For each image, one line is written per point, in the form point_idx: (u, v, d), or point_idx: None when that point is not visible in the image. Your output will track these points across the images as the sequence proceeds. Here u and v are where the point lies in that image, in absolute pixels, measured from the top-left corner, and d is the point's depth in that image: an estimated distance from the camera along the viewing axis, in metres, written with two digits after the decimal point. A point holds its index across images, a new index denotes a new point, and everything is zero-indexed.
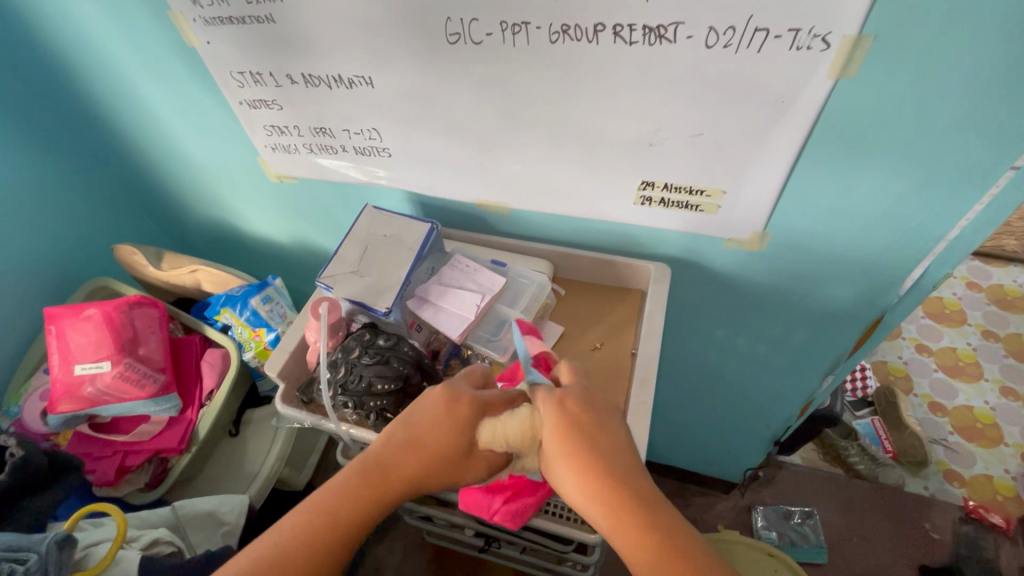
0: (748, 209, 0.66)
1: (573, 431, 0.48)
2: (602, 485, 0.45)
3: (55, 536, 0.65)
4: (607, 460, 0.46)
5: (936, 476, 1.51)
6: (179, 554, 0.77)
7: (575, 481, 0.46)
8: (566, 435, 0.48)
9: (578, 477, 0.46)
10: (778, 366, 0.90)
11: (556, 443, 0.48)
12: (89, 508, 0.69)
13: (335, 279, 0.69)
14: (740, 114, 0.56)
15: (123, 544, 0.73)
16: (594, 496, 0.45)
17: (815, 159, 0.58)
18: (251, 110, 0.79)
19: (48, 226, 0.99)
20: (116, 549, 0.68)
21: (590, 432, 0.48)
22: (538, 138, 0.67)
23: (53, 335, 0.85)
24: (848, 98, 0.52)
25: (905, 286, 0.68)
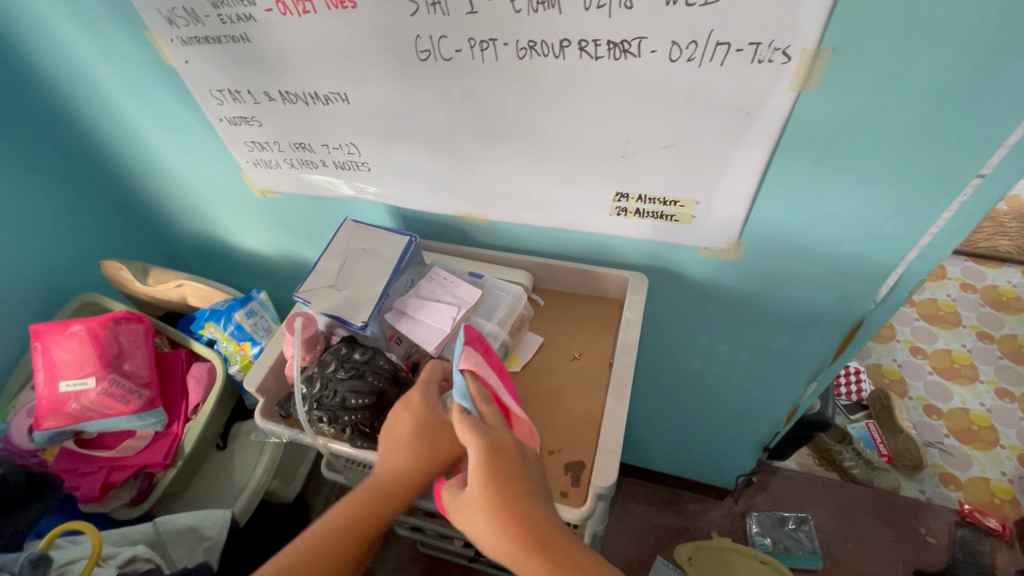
0: (721, 220, 0.66)
1: (492, 480, 0.47)
2: (510, 538, 0.44)
3: (30, 555, 0.65)
4: (518, 513, 0.45)
5: (931, 480, 1.50)
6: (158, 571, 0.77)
7: (484, 529, 0.46)
8: (484, 478, 0.47)
9: (489, 525, 0.45)
10: (762, 372, 0.90)
11: (472, 485, 0.47)
12: (66, 525, 0.70)
13: (312, 294, 0.70)
14: (707, 126, 0.56)
15: (99, 562, 0.73)
16: (501, 543, 0.45)
17: (785, 168, 0.59)
18: (232, 127, 0.80)
19: (34, 242, 1.00)
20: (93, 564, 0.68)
21: (506, 480, 0.47)
22: (514, 151, 0.68)
23: (38, 352, 0.85)
24: (811, 109, 0.53)
25: (882, 292, 0.69)
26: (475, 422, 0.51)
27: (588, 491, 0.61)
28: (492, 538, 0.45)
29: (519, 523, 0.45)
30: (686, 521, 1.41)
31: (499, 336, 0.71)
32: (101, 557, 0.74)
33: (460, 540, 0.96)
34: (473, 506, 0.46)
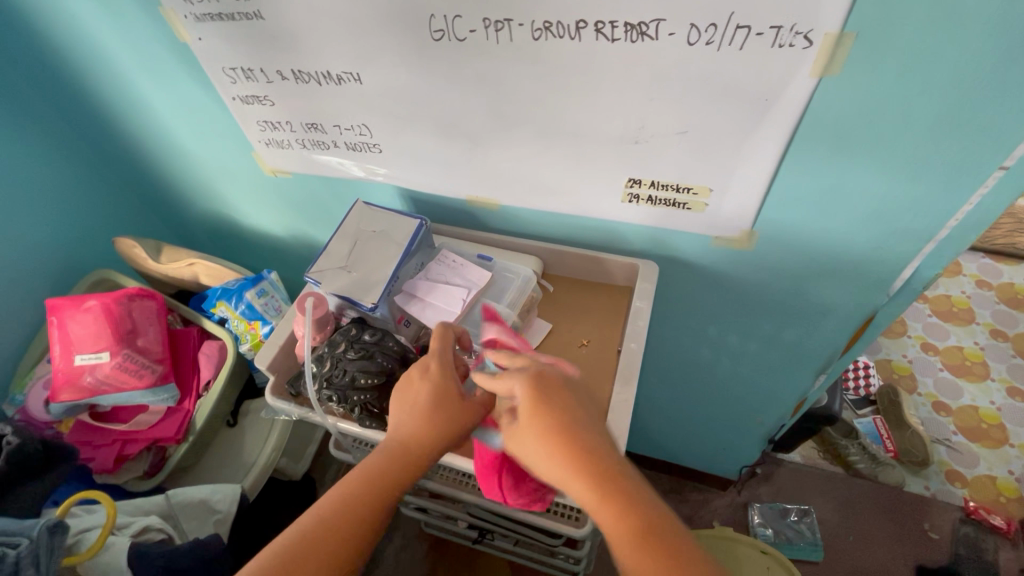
0: (734, 208, 0.65)
1: (545, 410, 0.49)
2: (572, 469, 0.46)
3: (46, 522, 0.66)
4: (572, 440, 0.47)
5: (937, 476, 1.50)
6: (170, 542, 0.80)
7: (545, 462, 0.48)
8: (538, 414, 0.49)
9: (545, 453, 0.48)
10: (770, 364, 0.90)
11: (526, 422, 0.50)
12: (80, 495, 0.72)
13: (322, 274, 0.70)
14: (723, 111, 0.55)
15: (113, 531, 0.74)
16: (561, 477, 0.47)
17: (802, 157, 0.58)
18: (244, 106, 0.80)
19: (50, 218, 1.01)
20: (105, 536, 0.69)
21: (560, 411, 0.50)
22: (527, 136, 0.67)
23: (54, 326, 0.86)
24: (831, 95, 0.51)
25: (896, 285, 0.68)
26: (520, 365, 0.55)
27: None
28: (551, 466, 0.48)
29: (580, 452, 0.47)
30: (688, 510, 1.42)
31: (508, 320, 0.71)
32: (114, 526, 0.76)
33: (464, 521, 0.97)
34: (533, 439, 0.49)
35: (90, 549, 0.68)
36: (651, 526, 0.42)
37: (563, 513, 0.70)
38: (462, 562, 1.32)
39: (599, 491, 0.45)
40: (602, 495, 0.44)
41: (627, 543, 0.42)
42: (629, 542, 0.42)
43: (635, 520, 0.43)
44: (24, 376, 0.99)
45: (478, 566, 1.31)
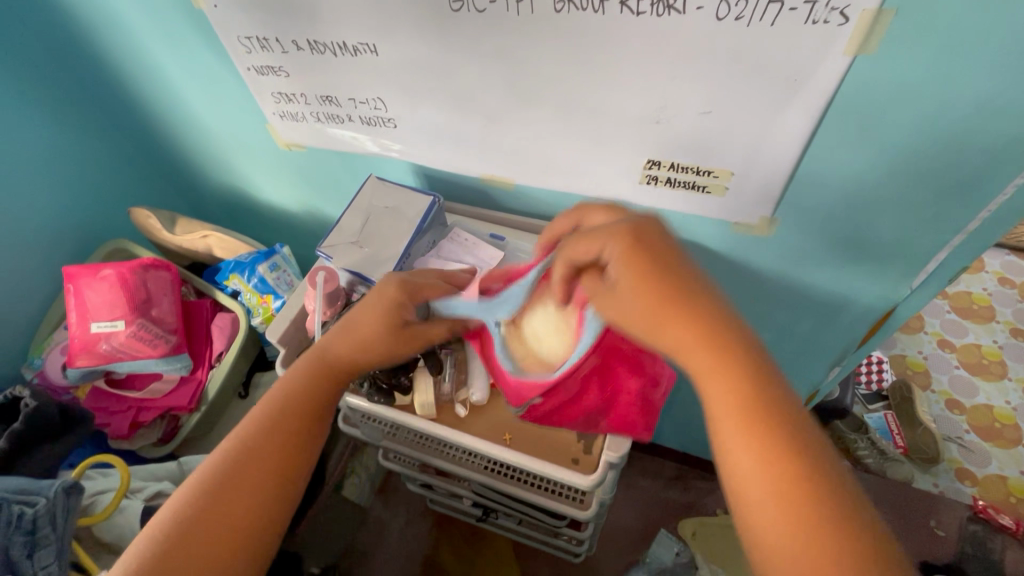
0: (755, 193, 0.63)
1: (684, 303, 0.45)
2: (727, 377, 0.43)
3: (62, 483, 0.67)
4: (711, 321, 0.44)
5: (946, 475, 1.50)
6: None
7: (714, 385, 0.43)
8: (647, 280, 0.46)
9: (672, 322, 0.45)
10: (784, 355, 0.89)
11: (660, 303, 0.45)
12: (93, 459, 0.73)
13: (334, 249, 0.70)
14: (749, 91, 0.53)
15: (126, 494, 0.77)
16: (726, 411, 0.42)
17: (829, 141, 0.56)
18: (260, 77, 0.79)
19: (65, 186, 1.01)
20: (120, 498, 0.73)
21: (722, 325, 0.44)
22: (545, 113, 0.66)
23: (70, 293, 0.87)
24: (865, 76, 0.49)
25: (919, 278, 0.66)
26: (631, 220, 0.50)
27: (600, 462, 0.62)
28: (681, 332, 0.44)
29: (755, 399, 0.42)
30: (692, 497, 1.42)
31: None
32: (128, 489, 0.78)
33: (470, 499, 0.98)
34: (705, 363, 0.43)
35: (103, 512, 0.72)
36: (821, 501, 0.38)
37: (564, 493, 0.70)
38: (467, 539, 1.34)
39: (763, 442, 0.40)
40: (770, 451, 0.40)
41: (752, 426, 0.41)
42: (756, 425, 0.41)
43: (810, 491, 0.38)
44: (41, 341, 1.01)
45: (482, 543, 1.33)
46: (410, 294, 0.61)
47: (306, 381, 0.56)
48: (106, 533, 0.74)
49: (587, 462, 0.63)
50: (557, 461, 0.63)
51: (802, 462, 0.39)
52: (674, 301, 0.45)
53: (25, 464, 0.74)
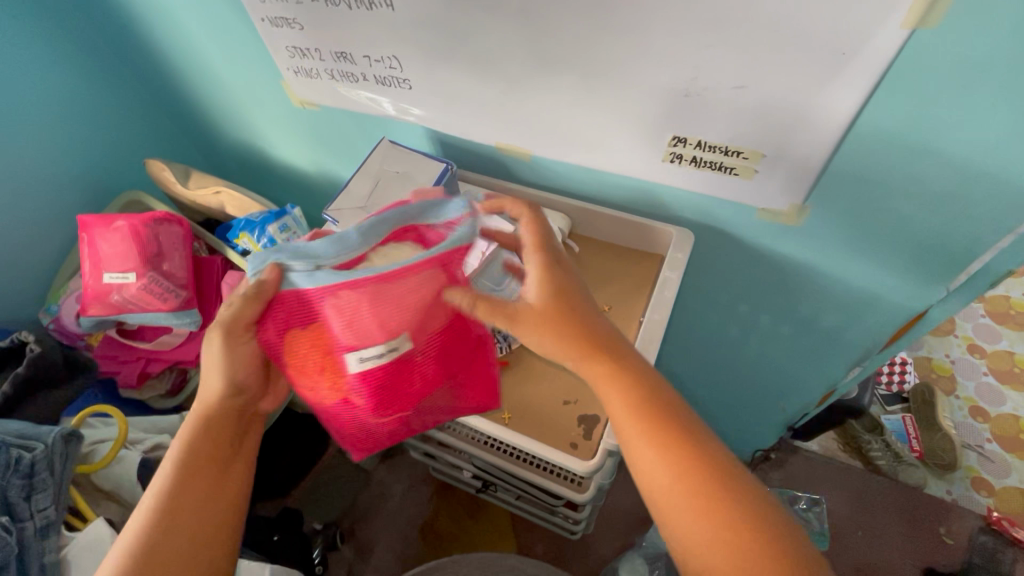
0: (787, 178, 0.59)
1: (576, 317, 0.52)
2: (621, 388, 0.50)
3: (60, 431, 0.70)
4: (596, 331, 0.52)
5: (961, 482, 1.45)
6: None
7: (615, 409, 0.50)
8: (549, 302, 0.52)
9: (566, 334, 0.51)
10: (801, 350, 0.85)
11: (559, 323, 0.51)
12: (93, 408, 0.74)
13: (341, 214, 0.68)
14: (789, 64, 0.49)
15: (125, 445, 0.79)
16: (627, 419, 0.49)
17: (874, 124, 0.51)
18: (273, 29, 0.76)
19: (83, 135, 1.01)
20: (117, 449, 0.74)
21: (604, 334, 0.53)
22: (566, 80, 0.62)
23: (84, 242, 0.88)
24: (922, 52, 0.44)
25: (958, 280, 0.61)
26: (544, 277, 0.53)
27: (598, 448, 0.61)
28: (577, 348, 0.51)
29: (651, 409, 0.49)
30: None
31: None
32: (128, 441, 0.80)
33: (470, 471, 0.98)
34: (605, 371, 0.51)
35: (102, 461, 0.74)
36: (716, 486, 0.45)
37: (563, 475, 0.69)
38: (466, 508, 1.36)
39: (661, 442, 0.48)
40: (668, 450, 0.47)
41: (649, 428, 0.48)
42: (652, 427, 0.48)
43: (700, 468, 0.46)
44: (58, 288, 1.03)
45: (482, 514, 1.35)
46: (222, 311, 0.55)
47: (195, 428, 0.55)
48: (104, 480, 0.75)
49: (586, 448, 0.61)
50: (556, 444, 0.62)
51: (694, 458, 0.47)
52: (569, 317, 0.52)
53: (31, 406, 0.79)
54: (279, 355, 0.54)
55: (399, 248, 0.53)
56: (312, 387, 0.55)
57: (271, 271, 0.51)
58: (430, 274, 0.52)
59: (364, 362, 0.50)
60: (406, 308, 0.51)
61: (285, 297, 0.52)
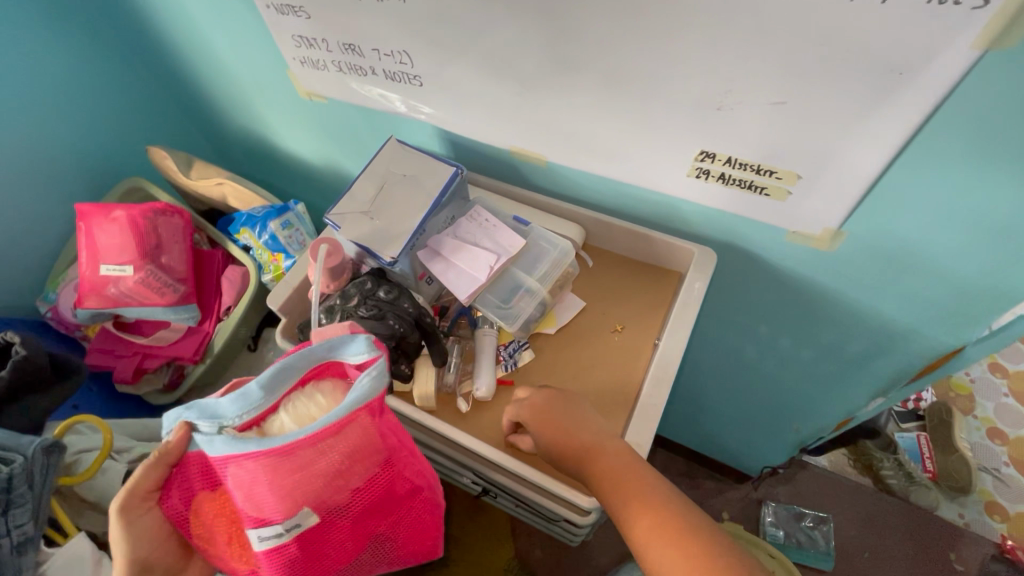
0: (823, 203, 0.54)
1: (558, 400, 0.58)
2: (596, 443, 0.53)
3: (43, 442, 0.61)
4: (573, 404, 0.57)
5: (975, 507, 1.40)
6: None
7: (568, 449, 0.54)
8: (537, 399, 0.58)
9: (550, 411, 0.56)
10: (821, 375, 0.81)
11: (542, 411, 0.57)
12: (77, 418, 0.67)
13: (343, 218, 0.64)
14: (837, 81, 0.44)
15: (111, 455, 0.73)
16: (607, 467, 0.51)
17: (927, 152, 0.46)
18: (279, 17, 0.72)
19: (85, 118, 0.98)
20: (100, 463, 0.67)
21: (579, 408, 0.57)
22: (588, 84, 0.57)
23: (81, 232, 0.85)
24: (992, 76, 0.40)
25: (1003, 319, 0.56)
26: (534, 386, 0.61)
27: None
28: (557, 419, 0.56)
29: (626, 459, 0.51)
30: (698, 497, 1.38)
31: (537, 295, 0.66)
32: (116, 449, 0.75)
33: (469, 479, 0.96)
34: (579, 428, 0.55)
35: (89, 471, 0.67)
36: (673, 505, 0.48)
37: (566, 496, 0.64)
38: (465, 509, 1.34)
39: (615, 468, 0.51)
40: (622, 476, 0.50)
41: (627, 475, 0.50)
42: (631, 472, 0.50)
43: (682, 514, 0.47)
44: (57, 275, 1.01)
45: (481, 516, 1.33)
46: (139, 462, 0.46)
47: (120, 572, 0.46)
48: (88, 492, 0.70)
49: None
50: (561, 474, 0.59)
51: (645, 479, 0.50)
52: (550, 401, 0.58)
53: (9, 415, 0.66)
54: (185, 528, 0.47)
55: (314, 395, 0.44)
56: (222, 560, 0.48)
57: (177, 433, 0.44)
58: (353, 423, 0.43)
59: (264, 540, 0.44)
60: (316, 474, 0.43)
61: (187, 460, 0.45)
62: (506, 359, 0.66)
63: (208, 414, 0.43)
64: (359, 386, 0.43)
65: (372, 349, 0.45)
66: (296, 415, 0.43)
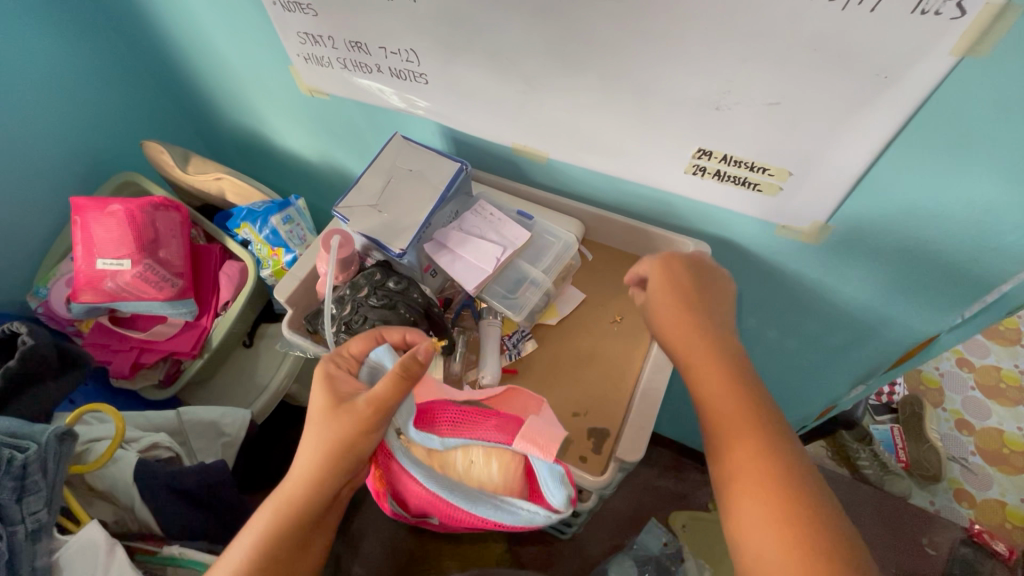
0: (812, 199, 0.58)
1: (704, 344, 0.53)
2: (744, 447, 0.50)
3: (56, 429, 0.61)
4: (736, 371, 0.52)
5: (944, 494, 1.48)
6: (175, 461, 0.78)
7: (694, 341, 0.53)
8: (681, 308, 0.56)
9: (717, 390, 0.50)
10: (807, 366, 0.85)
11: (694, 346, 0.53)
12: (88, 406, 0.67)
13: (351, 211, 0.65)
14: (827, 83, 0.47)
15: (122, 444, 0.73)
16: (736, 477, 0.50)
17: (908, 152, 0.50)
18: (285, 13, 0.73)
19: (77, 112, 0.97)
20: (113, 449, 0.67)
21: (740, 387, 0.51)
22: (589, 83, 0.60)
23: (77, 226, 0.85)
24: (967, 82, 0.43)
25: (975, 307, 0.60)
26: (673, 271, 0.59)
27: (610, 460, 0.59)
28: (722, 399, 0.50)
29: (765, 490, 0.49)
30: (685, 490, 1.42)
31: (544, 286, 0.68)
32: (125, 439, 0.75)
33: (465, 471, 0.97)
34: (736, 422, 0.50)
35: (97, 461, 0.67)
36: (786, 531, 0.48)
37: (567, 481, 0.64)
38: None
39: (729, 395, 0.50)
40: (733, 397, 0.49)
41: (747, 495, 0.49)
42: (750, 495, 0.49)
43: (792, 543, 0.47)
44: (47, 271, 0.99)
45: None
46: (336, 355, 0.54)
47: (307, 475, 0.49)
48: (99, 481, 0.69)
49: (596, 462, 0.60)
50: (564, 457, 0.60)
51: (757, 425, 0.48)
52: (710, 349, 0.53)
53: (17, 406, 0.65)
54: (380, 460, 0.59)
55: (489, 462, 0.53)
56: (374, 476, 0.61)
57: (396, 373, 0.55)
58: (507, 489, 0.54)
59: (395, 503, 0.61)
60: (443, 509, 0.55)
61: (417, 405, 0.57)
62: (510, 348, 0.68)
63: (427, 437, 0.54)
64: (529, 505, 0.52)
65: (565, 503, 0.52)
66: (473, 469, 0.54)
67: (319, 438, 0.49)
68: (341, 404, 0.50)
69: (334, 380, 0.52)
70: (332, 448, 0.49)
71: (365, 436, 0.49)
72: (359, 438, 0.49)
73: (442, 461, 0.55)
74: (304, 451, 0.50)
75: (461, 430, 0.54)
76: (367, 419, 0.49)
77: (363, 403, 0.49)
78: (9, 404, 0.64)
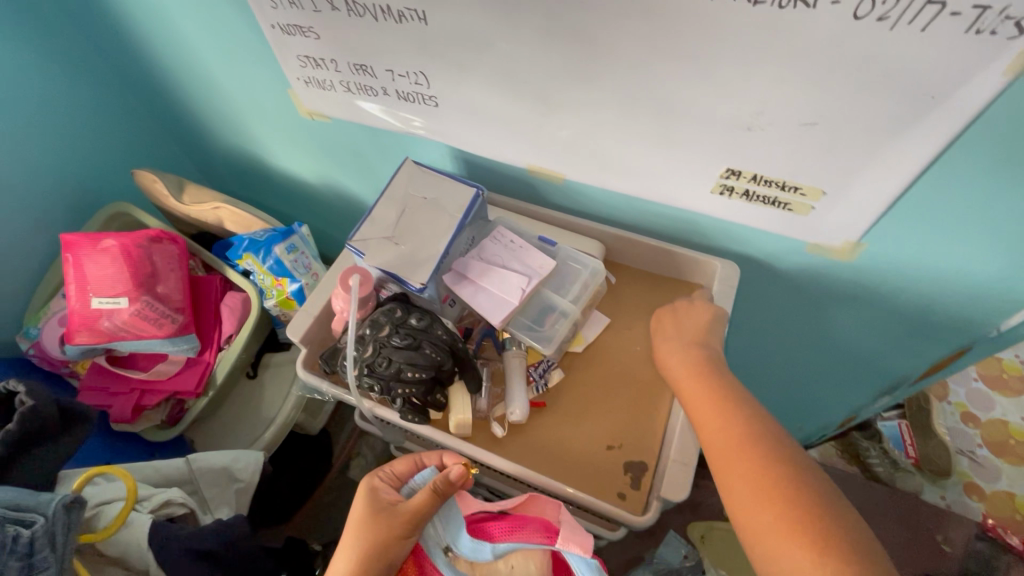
0: (846, 218, 0.56)
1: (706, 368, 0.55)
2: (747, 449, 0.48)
3: (62, 498, 0.58)
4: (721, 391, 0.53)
5: (958, 489, 1.24)
6: (190, 515, 0.75)
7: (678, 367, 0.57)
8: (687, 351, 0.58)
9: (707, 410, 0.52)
10: (829, 376, 0.83)
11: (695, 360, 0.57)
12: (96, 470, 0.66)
13: (366, 245, 0.62)
14: (870, 105, 0.46)
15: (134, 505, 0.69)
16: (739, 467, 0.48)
17: (953, 168, 0.48)
18: (284, 36, 0.69)
19: (63, 143, 0.93)
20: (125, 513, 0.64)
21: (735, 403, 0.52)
22: (612, 102, 0.57)
23: (69, 264, 0.81)
24: (1020, 100, 0.41)
25: (1013, 319, 0.59)
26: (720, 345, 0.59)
27: (650, 495, 0.57)
28: (712, 415, 0.52)
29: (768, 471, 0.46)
30: None
31: (571, 315, 0.66)
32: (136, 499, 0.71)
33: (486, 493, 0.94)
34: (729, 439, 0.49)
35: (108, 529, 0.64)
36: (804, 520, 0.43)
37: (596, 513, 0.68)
38: None
39: (733, 441, 0.49)
40: (737, 447, 0.48)
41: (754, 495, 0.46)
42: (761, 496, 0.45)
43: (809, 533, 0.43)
44: (38, 309, 0.95)
45: None
46: (381, 473, 0.59)
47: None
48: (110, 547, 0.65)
49: (636, 499, 0.58)
50: (601, 494, 0.58)
51: (779, 483, 0.45)
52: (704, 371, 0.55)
53: (22, 469, 0.62)
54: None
55: (530, 564, 0.53)
56: None
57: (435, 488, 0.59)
58: None
59: None
60: None
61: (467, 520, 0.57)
62: (537, 380, 0.65)
63: (476, 546, 0.53)
64: None
65: None
66: (517, 574, 0.53)
67: (357, 541, 0.52)
68: (382, 509, 0.54)
69: (375, 490, 0.56)
70: (367, 548, 0.52)
71: (401, 541, 0.52)
72: (395, 542, 0.52)
73: (485, 570, 0.53)
74: (340, 556, 0.52)
75: (509, 535, 0.54)
76: (406, 523, 0.53)
77: (404, 508, 0.54)
78: (14, 468, 0.61)
